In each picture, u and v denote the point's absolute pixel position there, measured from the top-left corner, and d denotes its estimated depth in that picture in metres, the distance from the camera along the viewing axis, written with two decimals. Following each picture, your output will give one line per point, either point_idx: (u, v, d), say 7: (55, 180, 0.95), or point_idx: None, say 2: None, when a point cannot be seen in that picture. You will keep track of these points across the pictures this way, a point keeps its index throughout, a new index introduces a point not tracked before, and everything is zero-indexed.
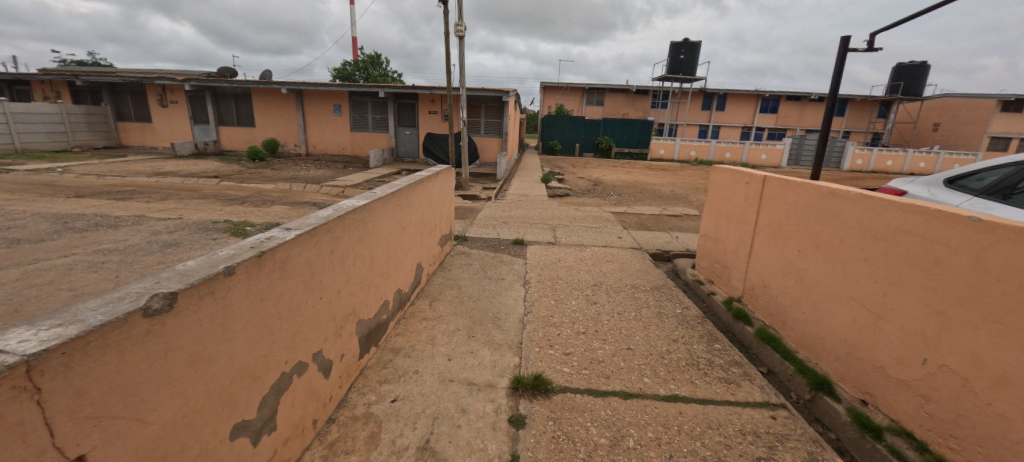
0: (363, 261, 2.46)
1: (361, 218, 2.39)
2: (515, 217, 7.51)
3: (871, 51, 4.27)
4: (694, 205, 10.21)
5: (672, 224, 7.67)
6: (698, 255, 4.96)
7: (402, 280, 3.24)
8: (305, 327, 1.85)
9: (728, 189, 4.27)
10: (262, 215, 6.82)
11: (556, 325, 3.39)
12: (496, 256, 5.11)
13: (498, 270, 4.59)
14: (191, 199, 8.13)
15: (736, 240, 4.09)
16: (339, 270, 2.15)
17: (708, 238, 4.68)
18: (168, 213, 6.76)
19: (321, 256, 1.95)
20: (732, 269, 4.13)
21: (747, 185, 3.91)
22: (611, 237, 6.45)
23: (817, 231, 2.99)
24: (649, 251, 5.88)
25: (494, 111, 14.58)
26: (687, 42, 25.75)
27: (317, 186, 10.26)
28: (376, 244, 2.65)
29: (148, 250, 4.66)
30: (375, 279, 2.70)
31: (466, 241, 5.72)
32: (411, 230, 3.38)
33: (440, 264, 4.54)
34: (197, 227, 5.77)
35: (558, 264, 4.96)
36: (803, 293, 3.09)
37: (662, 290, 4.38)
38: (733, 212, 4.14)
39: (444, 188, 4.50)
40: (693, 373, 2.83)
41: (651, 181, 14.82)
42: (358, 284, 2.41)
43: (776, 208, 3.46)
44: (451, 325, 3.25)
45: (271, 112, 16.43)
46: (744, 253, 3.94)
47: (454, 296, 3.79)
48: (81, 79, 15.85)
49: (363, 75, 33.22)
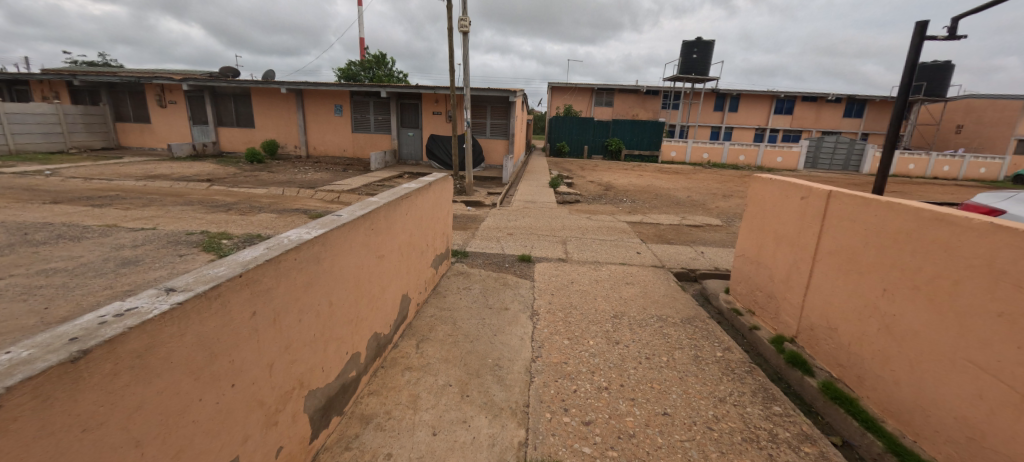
0: (316, 314, 1.82)
1: (314, 256, 1.76)
2: (521, 227, 6.85)
3: (952, 40, 3.55)
4: (715, 213, 9.47)
5: (694, 236, 6.96)
6: (733, 279, 4.28)
7: (379, 322, 2.58)
8: (204, 440, 1.23)
9: (775, 204, 3.59)
10: (244, 225, 6.25)
11: (570, 377, 2.71)
12: (499, 277, 4.45)
13: (501, 296, 3.93)
14: (175, 205, 7.61)
15: (786, 266, 3.40)
16: (272, 338, 1.52)
17: (748, 261, 3.99)
18: (143, 222, 6.22)
19: (235, 326, 1.33)
20: (782, 302, 3.44)
21: (801, 201, 3.24)
22: (629, 252, 5.75)
23: (912, 267, 2.30)
24: (673, 270, 5.18)
25: (500, 112, 13.97)
26: (700, 41, 24.99)
27: (311, 190, 9.70)
28: (338, 284, 2.01)
29: (101, 270, 4.08)
30: (339, 331, 2.06)
31: (465, 258, 5.05)
32: (392, 257, 2.74)
33: (433, 289, 3.91)
34: (168, 240, 5.21)
35: (569, 288, 4.29)
36: (892, 346, 2.40)
37: (695, 323, 3.70)
38: (783, 233, 3.45)
39: (438, 201, 3.86)
40: (754, 454, 2.15)
41: (665, 185, 14.07)
42: (308, 347, 1.78)
43: (847, 232, 2.78)
44: (441, 378, 2.60)
45: (271, 112, 15.97)
46: (799, 284, 3.24)
47: (447, 335, 3.13)
48: (79, 79, 15.57)
49: (368, 75, 32.81)
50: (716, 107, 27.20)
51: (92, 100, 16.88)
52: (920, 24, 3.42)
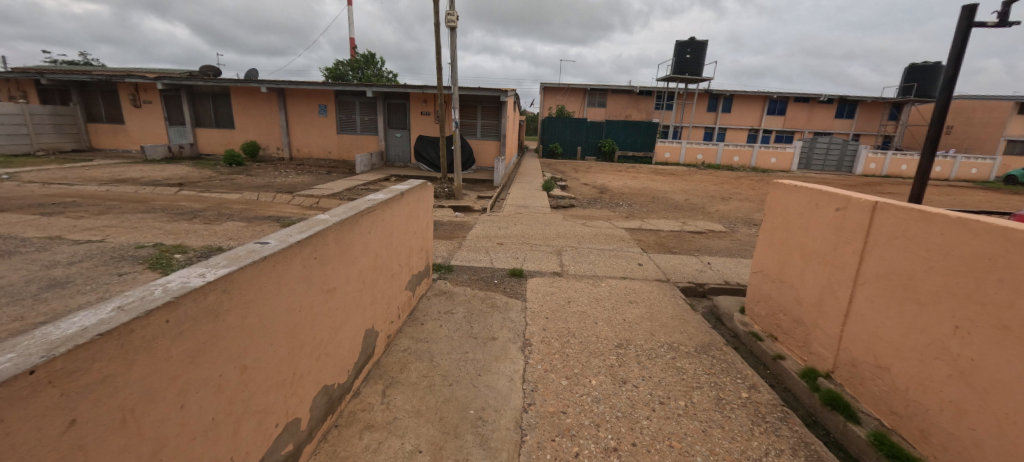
0: (216, 389, 1.29)
1: (211, 310, 1.24)
2: (512, 235, 6.33)
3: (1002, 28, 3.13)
4: (716, 217, 9.06)
5: (698, 244, 6.51)
6: (747, 297, 3.83)
7: (330, 372, 2.05)
8: None
9: (802, 215, 3.13)
10: (205, 235, 5.64)
11: (571, 434, 2.20)
12: (487, 298, 3.92)
13: (488, 322, 3.41)
14: (135, 213, 6.97)
15: (817, 288, 2.94)
16: (122, 449, 0.99)
17: (768, 279, 3.52)
18: (91, 233, 5.59)
19: (22, 460, 0.80)
20: (813, 329, 2.96)
21: (836, 212, 2.80)
22: (629, 264, 5.26)
23: (1002, 301, 1.84)
24: (679, 284, 4.71)
25: (491, 112, 13.45)
26: (693, 41, 24.75)
27: (289, 195, 9.08)
28: (262, 339, 1.49)
29: (17, 294, 3.46)
30: (265, 400, 1.54)
31: (449, 273, 4.53)
32: (350, 288, 2.20)
33: (409, 315, 3.38)
34: (113, 255, 4.60)
35: (566, 310, 3.77)
36: (971, 397, 1.95)
37: (710, 351, 3.22)
38: (814, 249, 2.99)
39: (414, 212, 3.33)
40: None
41: (661, 188, 13.67)
42: (203, 438, 1.24)
43: (901, 252, 2.33)
44: (409, 442, 2.06)
45: (251, 112, 15.30)
46: (836, 311, 2.78)
47: (421, 376, 2.60)
48: (46, 77, 14.77)
49: (357, 75, 32.15)
50: (710, 108, 26.95)
51: (61, 100, 16.07)
52: (968, 8, 3.00)
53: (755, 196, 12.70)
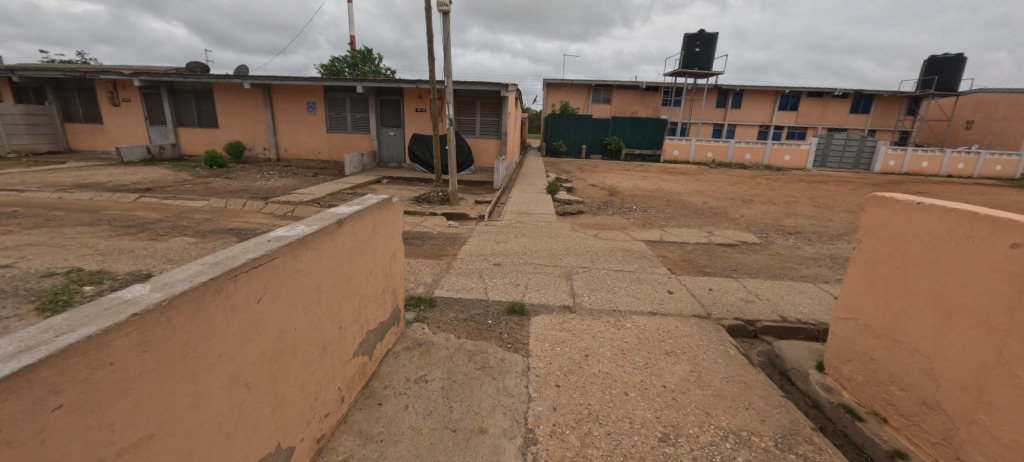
0: None
1: None
2: (512, 252, 5.32)
3: None
4: (742, 224, 7.99)
5: (734, 261, 5.49)
6: (830, 350, 2.83)
7: None
8: None
9: (935, 248, 2.13)
10: (140, 257, 4.66)
11: None
12: (473, 350, 2.92)
13: (473, 398, 2.40)
14: (75, 225, 6.03)
15: (971, 363, 1.94)
16: None
17: (870, 334, 2.51)
18: (3, 255, 4.64)
19: None
20: (969, 425, 1.95)
21: (1012, 251, 1.81)
22: (656, 292, 4.24)
23: None
24: (724, 322, 3.67)
25: (490, 108, 12.45)
26: (702, 34, 23.58)
27: (262, 201, 8.06)
28: None
29: None
30: None
31: (430, 311, 3.54)
32: (211, 406, 1.21)
33: (362, 389, 2.38)
34: (4, 289, 3.62)
35: (584, 371, 2.75)
36: None
37: (797, 446, 2.19)
38: (969, 304, 1.96)
39: (369, 242, 2.33)
40: None
41: (675, 189, 12.59)
42: None
43: None
44: None
45: (235, 109, 14.31)
46: (1012, 405, 1.77)
47: None
48: (17, 73, 13.87)
49: (354, 72, 31.17)
50: (719, 104, 25.80)
51: (36, 99, 15.20)
52: None
53: (776, 197, 11.62)
